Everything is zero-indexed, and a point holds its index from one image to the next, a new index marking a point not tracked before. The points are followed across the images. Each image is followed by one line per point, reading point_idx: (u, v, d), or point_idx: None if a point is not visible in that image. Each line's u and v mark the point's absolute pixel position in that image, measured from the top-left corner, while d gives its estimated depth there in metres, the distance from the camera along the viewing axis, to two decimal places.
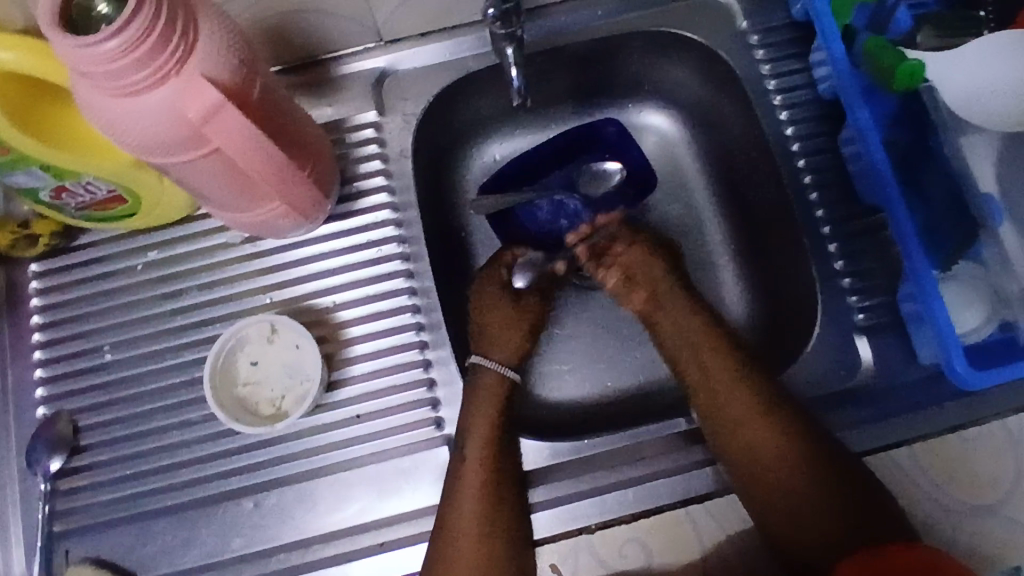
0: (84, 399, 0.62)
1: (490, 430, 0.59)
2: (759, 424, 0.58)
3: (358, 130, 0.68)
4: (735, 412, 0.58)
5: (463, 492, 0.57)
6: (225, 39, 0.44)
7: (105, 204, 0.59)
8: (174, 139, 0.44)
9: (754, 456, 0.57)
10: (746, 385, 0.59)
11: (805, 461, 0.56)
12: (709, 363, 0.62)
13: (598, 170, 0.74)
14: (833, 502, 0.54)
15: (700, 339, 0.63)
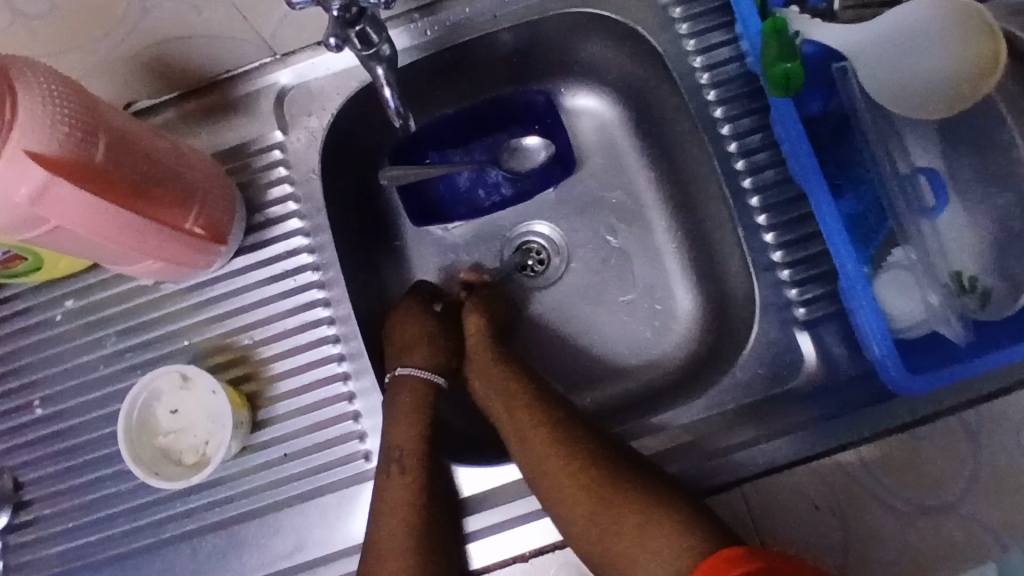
0: (23, 454, 0.63)
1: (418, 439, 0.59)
2: (576, 461, 0.55)
3: (264, 154, 0.65)
4: (552, 469, 0.55)
5: (390, 516, 0.56)
6: (46, 106, 0.41)
7: (7, 263, 0.57)
8: (15, 219, 0.41)
9: (565, 491, 0.54)
10: (563, 439, 0.56)
11: (629, 497, 0.53)
12: (520, 420, 0.59)
13: (520, 145, 0.73)
14: (664, 543, 0.50)
15: (503, 388, 0.61)
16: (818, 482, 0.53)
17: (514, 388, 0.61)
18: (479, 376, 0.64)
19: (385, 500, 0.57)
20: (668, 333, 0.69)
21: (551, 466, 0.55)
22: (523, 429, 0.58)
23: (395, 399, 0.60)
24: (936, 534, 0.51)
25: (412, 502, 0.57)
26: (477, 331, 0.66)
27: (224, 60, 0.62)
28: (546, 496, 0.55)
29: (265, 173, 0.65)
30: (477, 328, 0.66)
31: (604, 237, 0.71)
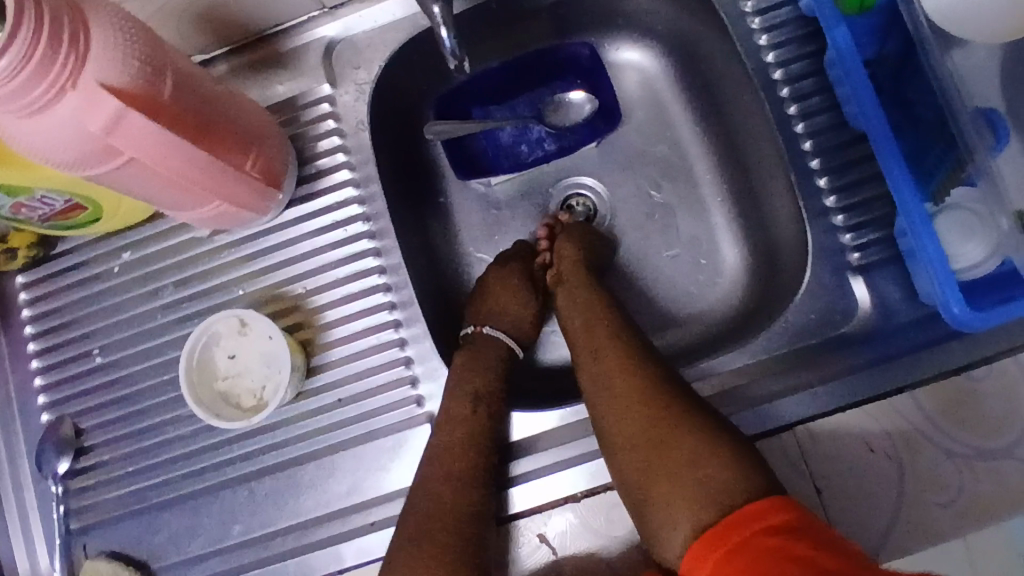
0: (83, 402, 0.65)
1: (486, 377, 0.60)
2: (637, 386, 0.54)
3: (313, 107, 0.65)
4: (619, 389, 0.55)
5: (443, 447, 0.57)
6: (122, 40, 0.42)
7: (67, 212, 0.59)
8: (91, 149, 0.43)
9: (627, 411, 0.54)
10: (632, 362, 0.56)
11: (679, 428, 0.51)
12: (597, 342, 0.59)
13: (563, 100, 0.73)
14: (697, 480, 0.49)
15: (584, 316, 0.62)
16: (875, 424, 0.52)
17: (595, 318, 0.61)
18: (566, 303, 0.64)
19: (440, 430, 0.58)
20: (714, 287, 0.69)
21: (615, 388, 0.55)
22: (595, 354, 0.58)
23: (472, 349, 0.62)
24: (996, 475, 0.51)
25: (473, 429, 0.57)
26: (573, 263, 0.65)
27: (275, 12, 0.63)
28: (605, 416, 0.55)
29: (314, 126, 0.65)
30: (572, 260, 0.66)
31: (649, 190, 0.71)
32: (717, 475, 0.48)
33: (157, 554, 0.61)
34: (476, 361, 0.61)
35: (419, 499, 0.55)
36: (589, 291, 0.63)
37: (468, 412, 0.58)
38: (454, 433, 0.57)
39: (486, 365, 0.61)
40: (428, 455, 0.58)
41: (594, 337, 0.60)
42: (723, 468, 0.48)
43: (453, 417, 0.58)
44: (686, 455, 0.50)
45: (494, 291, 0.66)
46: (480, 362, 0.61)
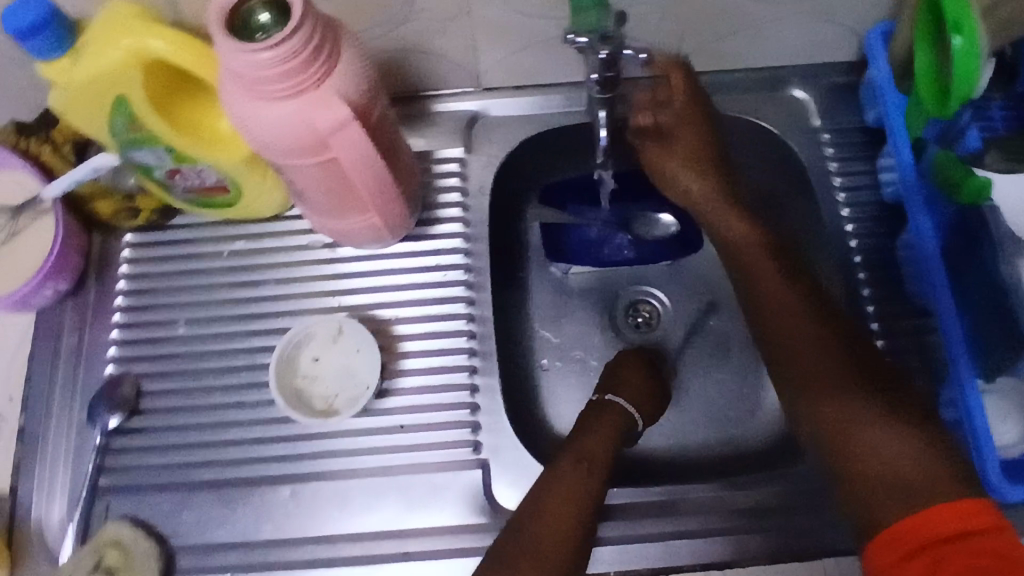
0: (151, 365, 0.67)
1: (607, 451, 0.62)
2: (837, 355, 0.54)
3: (442, 164, 0.73)
4: (809, 366, 0.55)
5: (542, 514, 0.56)
6: (361, 65, 0.49)
7: (210, 190, 0.64)
8: (300, 144, 0.49)
9: (838, 404, 0.52)
10: (830, 343, 0.55)
11: (876, 420, 0.50)
12: (783, 319, 0.58)
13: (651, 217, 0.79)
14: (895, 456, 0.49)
15: (784, 302, 0.58)
16: None
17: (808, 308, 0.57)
18: (734, 234, 0.63)
19: (549, 483, 0.58)
20: (754, 415, 0.74)
21: (818, 353, 0.55)
22: (787, 316, 0.58)
23: (596, 419, 0.65)
24: None
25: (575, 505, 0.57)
26: (738, 216, 0.63)
27: (437, 78, 0.71)
28: (811, 370, 0.55)
29: (441, 180, 0.72)
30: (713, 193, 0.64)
31: (708, 316, 0.78)
32: (918, 449, 0.48)
33: (182, 532, 0.62)
34: (593, 431, 0.64)
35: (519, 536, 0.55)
36: (785, 280, 0.59)
37: (582, 480, 0.59)
38: (568, 492, 0.58)
39: (602, 437, 0.63)
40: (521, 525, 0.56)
41: (800, 304, 0.58)
42: (903, 436, 0.49)
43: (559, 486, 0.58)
44: (875, 445, 0.50)
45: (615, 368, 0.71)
46: (598, 434, 0.64)
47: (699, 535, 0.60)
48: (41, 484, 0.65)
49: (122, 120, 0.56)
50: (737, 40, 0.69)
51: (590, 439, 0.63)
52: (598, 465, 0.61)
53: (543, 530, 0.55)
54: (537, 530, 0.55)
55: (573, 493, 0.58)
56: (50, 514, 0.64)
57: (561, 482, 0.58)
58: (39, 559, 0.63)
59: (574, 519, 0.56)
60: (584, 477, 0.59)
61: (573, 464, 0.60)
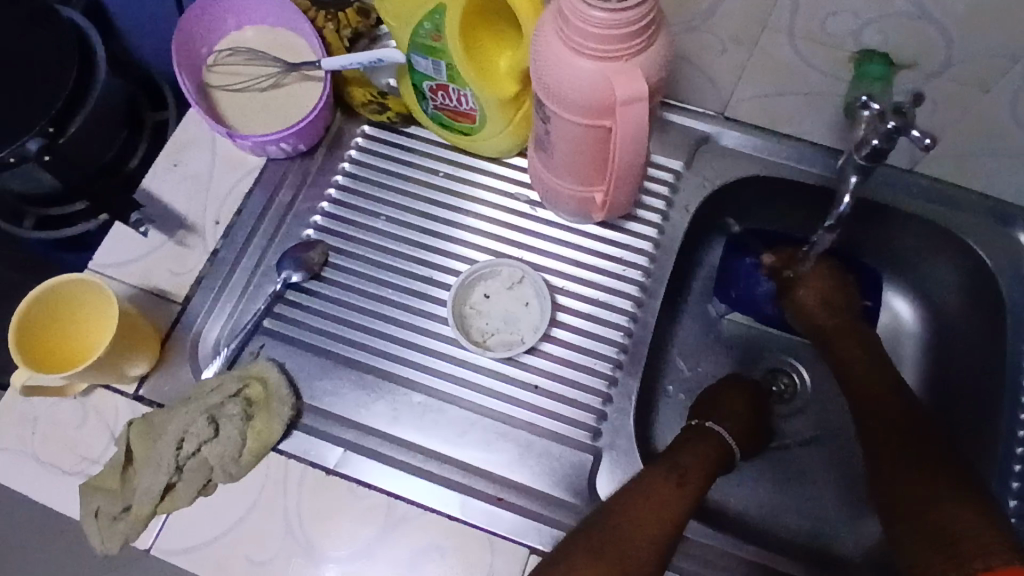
0: (342, 243, 0.72)
1: (698, 462, 0.64)
2: (899, 431, 0.64)
3: (656, 169, 0.75)
4: (879, 439, 0.64)
5: (638, 499, 0.58)
6: (668, 55, 0.52)
7: (457, 116, 0.70)
8: (588, 104, 0.53)
9: (897, 460, 0.62)
10: (893, 409, 0.65)
11: (929, 477, 0.59)
12: (861, 391, 0.68)
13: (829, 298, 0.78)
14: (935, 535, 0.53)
15: (858, 365, 0.70)
16: None
17: (880, 383, 0.68)
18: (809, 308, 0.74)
19: (652, 487, 0.59)
20: (855, 525, 0.72)
21: (880, 419, 0.65)
22: (869, 395, 0.67)
23: (700, 440, 0.67)
24: None
25: (667, 501, 0.59)
26: (826, 288, 0.74)
27: (686, 92, 0.74)
28: (870, 432, 0.65)
29: (651, 184, 0.75)
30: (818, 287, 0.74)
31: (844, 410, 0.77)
32: (964, 507, 0.55)
33: (315, 394, 0.67)
34: (689, 447, 0.66)
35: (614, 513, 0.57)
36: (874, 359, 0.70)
37: (680, 489, 0.60)
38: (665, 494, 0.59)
39: (700, 454, 0.65)
40: (616, 507, 0.57)
41: (885, 387, 0.68)
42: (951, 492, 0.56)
43: (656, 481, 0.60)
44: (924, 491, 0.58)
45: (721, 395, 0.71)
46: (697, 451, 0.65)
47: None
48: (210, 304, 0.70)
49: (429, 26, 0.61)
50: (994, 163, 0.68)
51: (689, 459, 0.64)
52: (694, 478, 0.62)
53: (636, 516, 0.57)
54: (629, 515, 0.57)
55: (671, 496, 0.59)
56: (210, 333, 0.70)
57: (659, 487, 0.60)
58: (184, 367, 0.68)
59: (666, 509, 0.58)
60: (677, 479, 0.61)
61: (671, 471, 0.62)
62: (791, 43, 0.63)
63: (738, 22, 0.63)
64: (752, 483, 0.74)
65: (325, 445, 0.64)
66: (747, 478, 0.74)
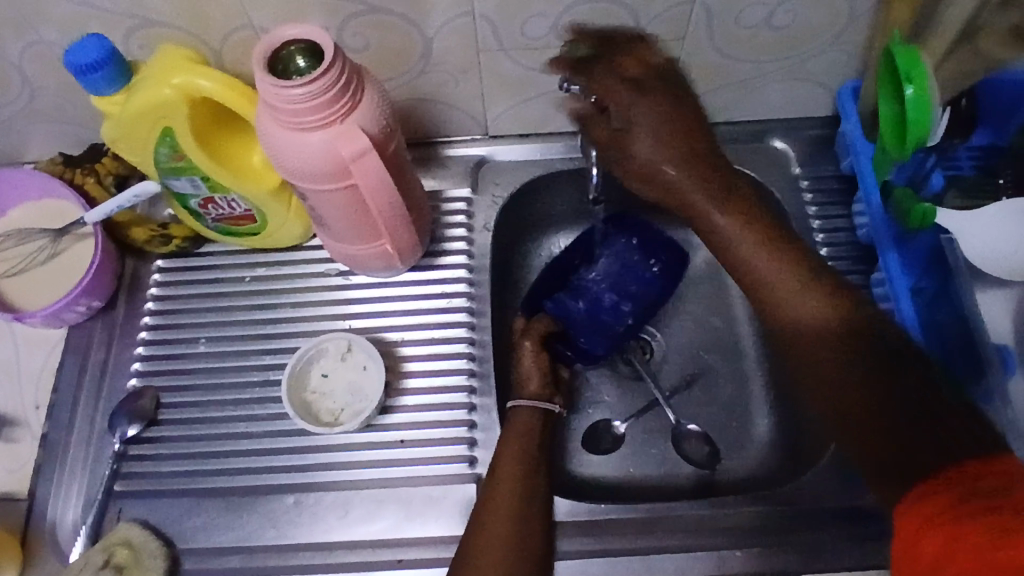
0: (170, 379, 0.71)
1: (519, 456, 0.63)
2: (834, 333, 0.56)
3: (450, 202, 0.79)
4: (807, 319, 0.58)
5: (490, 522, 0.58)
6: (380, 104, 0.56)
7: (237, 220, 0.70)
8: (324, 172, 0.55)
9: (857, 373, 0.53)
10: (811, 287, 0.59)
11: (889, 377, 0.52)
12: (768, 272, 0.61)
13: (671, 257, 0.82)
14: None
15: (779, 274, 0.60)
16: None
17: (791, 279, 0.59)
18: (722, 229, 0.63)
19: (485, 510, 0.59)
20: (740, 451, 0.76)
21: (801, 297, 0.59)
22: (797, 282, 0.59)
23: (508, 426, 0.65)
24: None
25: (509, 512, 0.59)
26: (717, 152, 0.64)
27: (449, 126, 0.78)
28: (802, 321, 0.58)
29: (449, 216, 0.78)
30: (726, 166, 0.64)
31: (700, 351, 0.81)
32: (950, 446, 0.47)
33: (188, 536, 0.65)
34: (510, 435, 0.65)
35: (466, 555, 0.56)
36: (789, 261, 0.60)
37: (503, 493, 0.60)
38: (496, 508, 0.59)
39: (518, 437, 0.64)
40: (472, 540, 0.57)
41: (810, 281, 0.59)
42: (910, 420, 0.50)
43: (497, 494, 0.60)
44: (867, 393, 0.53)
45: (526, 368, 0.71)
46: (514, 436, 0.64)
47: (679, 550, 0.62)
48: (56, 489, 0.67)
49: (167, 149, 0.62)
50: (721, 94, 0.76)
51: (507, 445, 0.64)
52: (521, 472, 0.62)
53: (483, 547, 0.56)
54: (477, 548, 0.57)
55: (504, 505, 0.59)
56: (64, 517, 0.67)
57: (490, 502, 0.60)
58: (49, 560, 0.65)
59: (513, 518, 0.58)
60: (513, 484, 0.61)
61: (496, 479, 0.61)
62: (509, 56, 0.69)
63: (456, 52, 0.68)
64: (640, 448, 0.77)
65: None
66: (634, 446, 0.77)
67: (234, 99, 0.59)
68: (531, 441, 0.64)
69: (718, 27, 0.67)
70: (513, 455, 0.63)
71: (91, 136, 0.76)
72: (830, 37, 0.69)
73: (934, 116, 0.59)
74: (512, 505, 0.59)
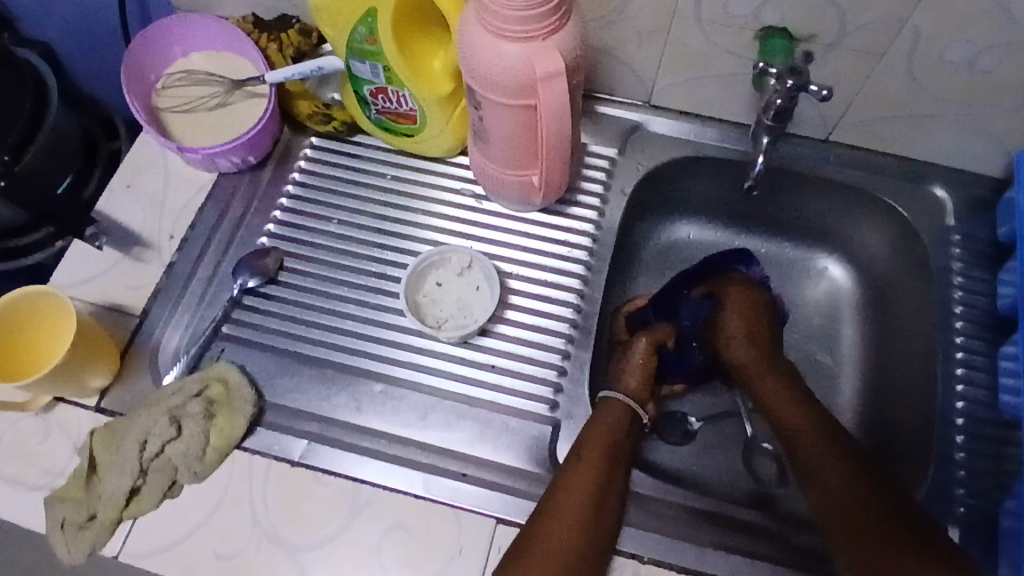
0: (296, 247, 0.75)
1: (608, 437, 0.64)
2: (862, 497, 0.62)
3: (593, 158, 0.79)
4: (838, 481, 0.63)
5: (571, 487, 0.60)
6: (580, 36, 0.57)
7: (399, 117, 0.73)
8: (510, 86, 0.57)
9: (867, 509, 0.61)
10: (854, 471, 0.63)
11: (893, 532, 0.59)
12: (804, 434, 0.67)
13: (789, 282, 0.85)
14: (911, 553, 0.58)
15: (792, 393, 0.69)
16: None
17: (833, 453, 0.65)
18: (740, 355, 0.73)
19: (569, 476, 0.61)
20: None
21: (830, 476, 0.64)
22: (819, 439, 0.66)
23: (603, 406, 0.67)
24: None
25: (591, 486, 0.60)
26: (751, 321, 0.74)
27: (613, 85, 0.79)
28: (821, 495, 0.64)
29: (589, 171, 0.79)
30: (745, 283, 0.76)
31: (795, 373, 0.80)
32: None
33: (277, 392, 0.68)
34: (600, 418, 0.66)
35: (548, 509, 0.59)
36: (833, 433, 0.66)
37: (592, 465, 0.61)
38: (581, 474, 0.61)
39: (610, 422, 0.66)
40: (555, 495, 0.60)
41: (833, 447, 0.65)
42: None
43: (582, 461, 0.62)
44: None
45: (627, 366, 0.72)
46: (607, 420, 0.66)
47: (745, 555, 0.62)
48: (168, 315, 0.72)
49: (364, 31, 0.65)
50: (895, 125, 0.74)
51: (596, 425, 0.65)
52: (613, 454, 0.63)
53: (563, 510, 0.59)
54: (557, 510, 0.59)
55: (589, 474, 0.61)
56: (170, 342, 0.71)
57: (575, 471, 0.61)
58: (146, 376, 0.69)
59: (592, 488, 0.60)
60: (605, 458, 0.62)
61: (582, 451, 0.62)
62: (700, 29, 0.69)
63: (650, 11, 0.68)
64: (709, 448, 0.77)
65: (289, 439, 0.65)
66: (704, 444, 0.77)
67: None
68: (621, 427, 0.66)
69: (922, 54, 0.65)
70: (602, 433, 0.64)
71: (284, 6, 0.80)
72: None
73: None
74: (595, 475, 0.61)
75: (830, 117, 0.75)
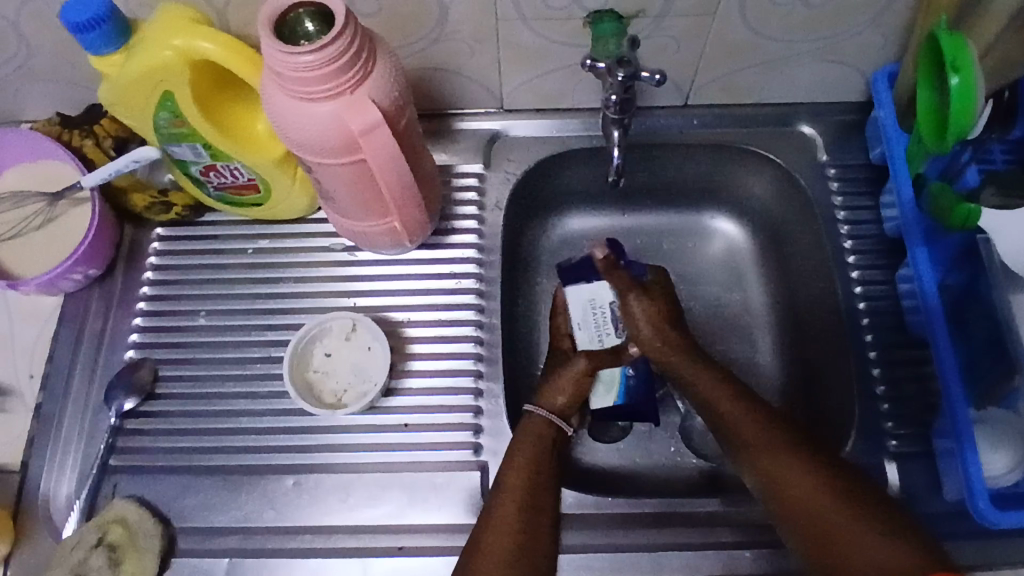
0: (168, 352, 0.69)
1: (534, 458, 0.61)
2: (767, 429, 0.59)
3: (461, 177, 0.75)
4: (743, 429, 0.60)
5: (501, 518, 0.56)
6: (394, 74, 0.53)
7: (241, 189, 0.67)
8: (332, 144, 0.52)
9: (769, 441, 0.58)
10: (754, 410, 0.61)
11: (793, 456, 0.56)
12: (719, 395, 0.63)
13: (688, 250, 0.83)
14: (811, 482, 0.54)
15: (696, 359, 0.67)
16: None
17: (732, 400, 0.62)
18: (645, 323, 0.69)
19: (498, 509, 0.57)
20: None
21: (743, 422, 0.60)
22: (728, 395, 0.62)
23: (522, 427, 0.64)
24: None
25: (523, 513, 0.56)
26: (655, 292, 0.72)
27: (461, 98, 0.75)
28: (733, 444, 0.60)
29: (460, 193, 0.75)
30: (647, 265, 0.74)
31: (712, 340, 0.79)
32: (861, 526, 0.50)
33: (185, 514, 0.63)
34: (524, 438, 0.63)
35: (477, 548, 0.55)
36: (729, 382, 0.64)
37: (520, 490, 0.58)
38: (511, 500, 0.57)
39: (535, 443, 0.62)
40: (482, 532, 0.56)
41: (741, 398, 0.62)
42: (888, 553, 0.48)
43: (510, 489, 0.58)
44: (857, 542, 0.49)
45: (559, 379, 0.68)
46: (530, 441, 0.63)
47: (684, 548, 0.61)
48: (50, 462, 0.66)
49: (168, 114, 0.60)
50: (749, 75, 0.72)
51: (521, 449, 0.62)
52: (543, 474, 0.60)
53: (495, 540, 0.54)
54: (489, 545, 0.54)
55: (518, 498, 0.57)
56: (59, 491, 0.65)
57: (505, 500, 0.58)
58: (42, 535, 0.63)
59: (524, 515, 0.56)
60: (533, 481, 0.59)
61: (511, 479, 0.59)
62: (528, 27, 0.65)
63: (473, 20, 0.64)
64: (646, 439, 0.75)
65: (210, 561, 0.61)
66: (641, 435, 0.75)
67: (238, 61, 0.55)
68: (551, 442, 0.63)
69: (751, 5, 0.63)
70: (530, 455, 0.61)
71: (90, 97, 0.73)
72: (869, 17, 0.65)
73: (978, 107, 0.55)
74: (524, 500, 0.57)
75: (684, 81, 0.73)
